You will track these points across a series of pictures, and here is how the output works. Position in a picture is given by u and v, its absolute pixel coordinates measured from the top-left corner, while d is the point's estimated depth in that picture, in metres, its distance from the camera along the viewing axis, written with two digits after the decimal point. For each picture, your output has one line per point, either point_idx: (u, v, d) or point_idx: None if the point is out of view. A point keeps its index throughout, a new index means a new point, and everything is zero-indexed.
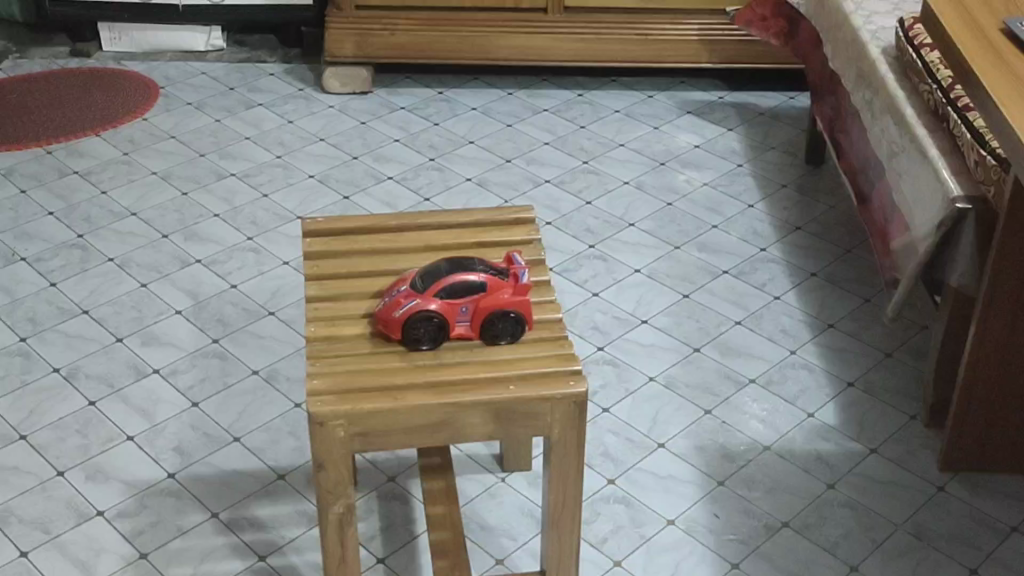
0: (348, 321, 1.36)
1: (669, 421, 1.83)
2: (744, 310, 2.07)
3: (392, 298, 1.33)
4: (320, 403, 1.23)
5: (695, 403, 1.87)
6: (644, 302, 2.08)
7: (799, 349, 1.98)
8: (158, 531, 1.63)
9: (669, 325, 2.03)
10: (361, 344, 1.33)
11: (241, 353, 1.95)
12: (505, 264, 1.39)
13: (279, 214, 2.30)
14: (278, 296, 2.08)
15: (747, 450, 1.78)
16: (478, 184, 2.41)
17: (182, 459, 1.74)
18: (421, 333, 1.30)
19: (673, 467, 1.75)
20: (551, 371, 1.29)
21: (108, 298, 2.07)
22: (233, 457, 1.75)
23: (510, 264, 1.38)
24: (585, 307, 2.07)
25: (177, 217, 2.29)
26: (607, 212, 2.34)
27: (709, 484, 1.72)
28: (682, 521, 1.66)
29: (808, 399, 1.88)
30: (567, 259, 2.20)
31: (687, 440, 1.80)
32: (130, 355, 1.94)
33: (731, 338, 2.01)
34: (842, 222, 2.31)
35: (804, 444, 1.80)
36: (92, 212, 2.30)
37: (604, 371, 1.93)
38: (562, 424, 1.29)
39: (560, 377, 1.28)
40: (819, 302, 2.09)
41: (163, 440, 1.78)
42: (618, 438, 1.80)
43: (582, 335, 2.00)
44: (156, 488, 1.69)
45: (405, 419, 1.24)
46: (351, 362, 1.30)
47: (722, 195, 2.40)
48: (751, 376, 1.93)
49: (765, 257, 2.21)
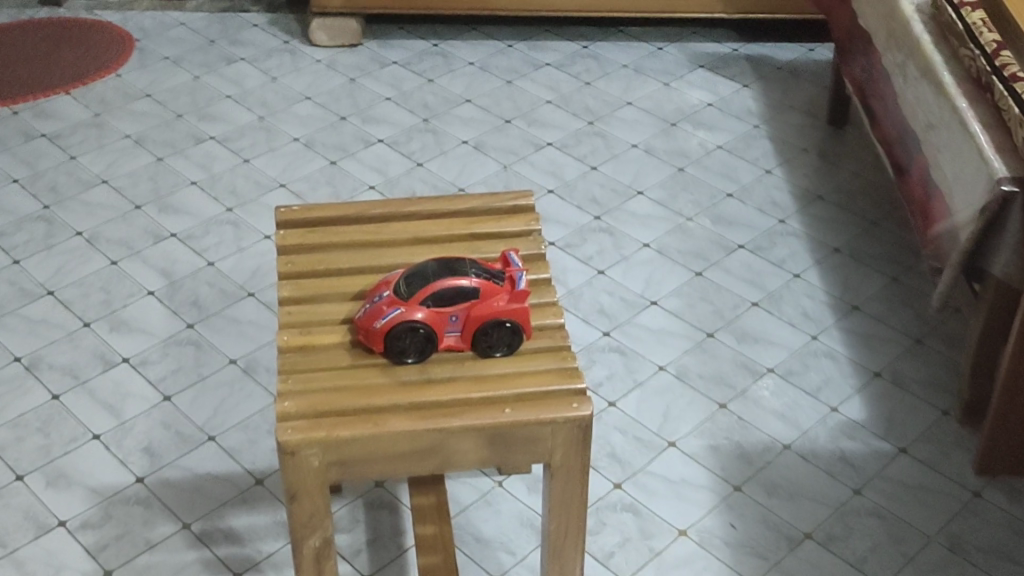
0: (325, 328, 1.19)
1: (681, 417, 1.68)
2: (761, 291, 1.92)
3: (373, 306, 1.15)
4: (289, 430, 1.05)
5: (708, 396, 1.72)
6: (653, 282, 1.93)
7: (822, 335, 1.84)
8: (123, 544, 1.49)
9: (681, 308, 1.88)
10: (338, 356, 1.15)
11: (218, 341, 1.80)
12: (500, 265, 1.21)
13: (261, 184, 2.15)
14: (258, 276, 1.93)
15: (766, 450, 1.64)
16: (475, 147, 2.26)
17: (152, 461, 1.60)
18: (404, 346, 1.13)
19: (685, 469, 1.61)
20: (551, 390, 1.11)
21: (76, 278, 1.92)
22: (207, 459, 1.61)
23: (505, 266, 1.19)
24: (590, 288, 1.92)
25: (151, 187, 2.14)
26: (613, 180, 2.18)
27: (724, 489, 1.58)
28: (696, 532, 1.52)
29: (831, 392, 1.73)
30: (570, 233, 2.04)
31: (700, 438, 1.65)
32: (97, 342, 1.79)
33: (749, 321, 1.86)
34: (867, 192, 2.16)
35: (828, 442, 1.65)
36: (60, 181, 2.14)
37: (610, 359, 1.78)
38: (564, 449, 1.11)
39: (563, 398, 1.10)
40: (842, 281, 1.94)
41: (131, 440, 1.63)
42: (625, 437, 1.65)
43: (586, 319, 1.85)
44: (123, 495, 1.55)
45: (387, 446, 1.07)
46: (327, 377, 1.12)
47: (737, 160, 2.24)
48: (769, 366, 1.78)
49: (784, 230, 2.06)
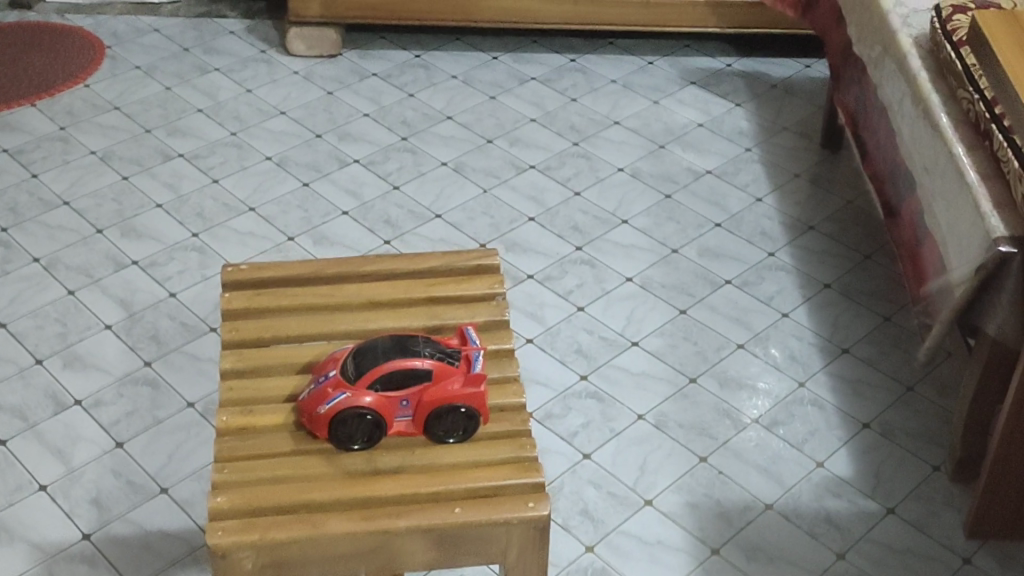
0: (268, 407, 1.12)
1: (659, 471, 1.60)
2: (747, 331, 1.84)
3: (318, 387, 1.09)
4: (220, 532, 0.99)
5: (689, 448, 1.64)
6: (635, 320, 1.85)
7: (809, 381, 1.75)
8: None
9: (663, 349, 1.80)
10: (282, 441, 1.09)
11: (176, 380, 1.72)
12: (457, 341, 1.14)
13: (230, 206, 2.06)
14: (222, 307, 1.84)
15: (745, 509, 1.55)
16: (455, 169, 2.18)
17: (100, 515, 1.52)
18: (350, 433, 1.07)
19: (661, 529, 1.52)
20: (505, 486, 1.04)
21: (31, 308, 1.83)
22: (159, 512, 1.53)
23: (462, 344, 1.13)
24: (568, 325, 1.84)
25: (115, 208, 2.05)
26: (597, 207, 2.10)
27: (701, 552, 1.49)
28: None
29: (817, 444, 1.65)
30: (549, 265, 1.96)
31: (678, 494, 1.57)
32: (49, 380, 1.71)
33: (733, 364, 1.77)
34: (860, 222, 2.07)
35: (812, 501, 1.57)
36: (20, 200, 2.05)
37: (587, 406, 1.69)
38: (519, 548, 1.04)
39: (517, 496, 1.04)
40: (831, 322, 1.86)
41: (80, 490, 1.55)
42: (600, 492, 1.57)
43: (563, 361, 1.77)
44: (68, 552, 1.48)
45: (327, 548, 1.01)
46: (266, 466, 1.06)
47: (726, 186, 2.15)
48: (753, 414, 1.69)
49: (772, 264, 1.97)
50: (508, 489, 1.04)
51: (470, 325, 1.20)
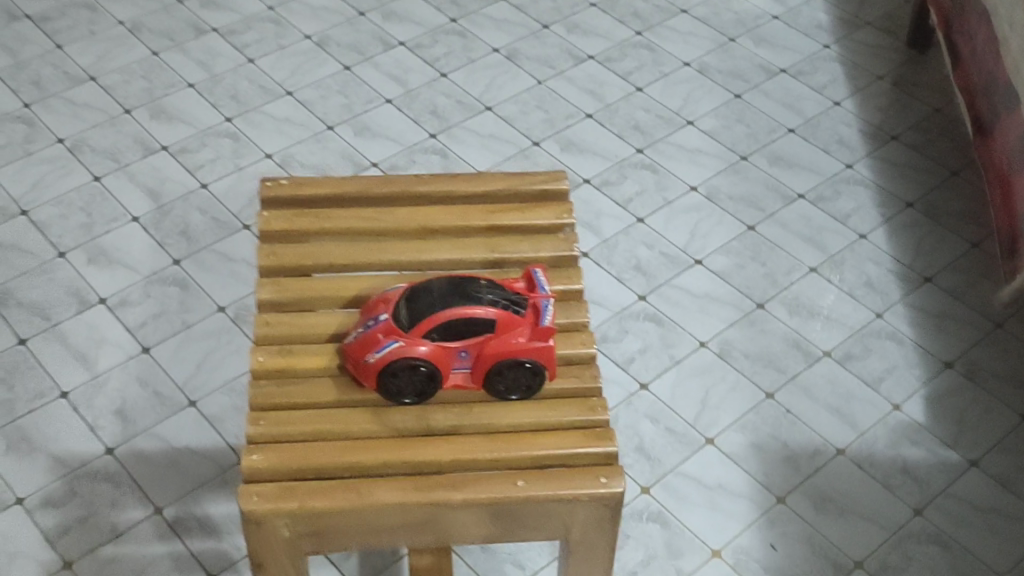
0: (310, 347, 1.01)
1: (722, 407, 1.49)
2: (821, 253, 1.70)
3: (367, 332, 0.97)
4: (254, 497, 0.89)
5: (754, 382, 1.52)
6: (699, 235, 1.71)
7: (887, 313, 1.62)
8: (87, 530, 1.32)
9: (729, 269, 1.67)
10: (324, 390, 0.98)
11: (207, 282, 1.60)
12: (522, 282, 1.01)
13: (267, 88, 1.92)
14: (257, 203, 1.72)
15: (814, 454, 1.45)
16: (508, 57, 2.02)
17: (124, 428, 1.42)
18: (401, 385, 0.95)
19: (722, 472, 1.42)
20: (574, 457, 0.93)
21: (54, 194, 1.71)
22: (186, 428, 1.42)
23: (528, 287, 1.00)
24: (627, 237, 1.70)
25: (144, 85, 1.91)
26: (661, 105, 1.94)
27: (766, 501, 1.39)
28: (731, 552, 1.34)
29: (893, 384, 1.53)
30: (608, 169, 1.81)
31: (742, 434, 1.46)
32: (72, 275, 1.59)
33: (805, 290, 1.64)
34: (947, 132, 1.90)
35: (887, 449, 1.46)
36: (43, 73, 1.91)
37: (645, 329, 1.57)
38: (587, 527, 0.93)
39: (586, 470, 0.93)
40: (913, 246, 1.72)
41: (103, 400, 1.45)
42: (657, 428, 1.46)
43: (620, 278, 1.64)
44: (90, 468, 1.38)
45: (373, 519, 0.90)
46: (308, 420, 0.95)
47: (801, 89, 1.99)
48: (825, 348, 1.57)
49: (850, 177, 1.82)
50: (576, 461, 0.93)
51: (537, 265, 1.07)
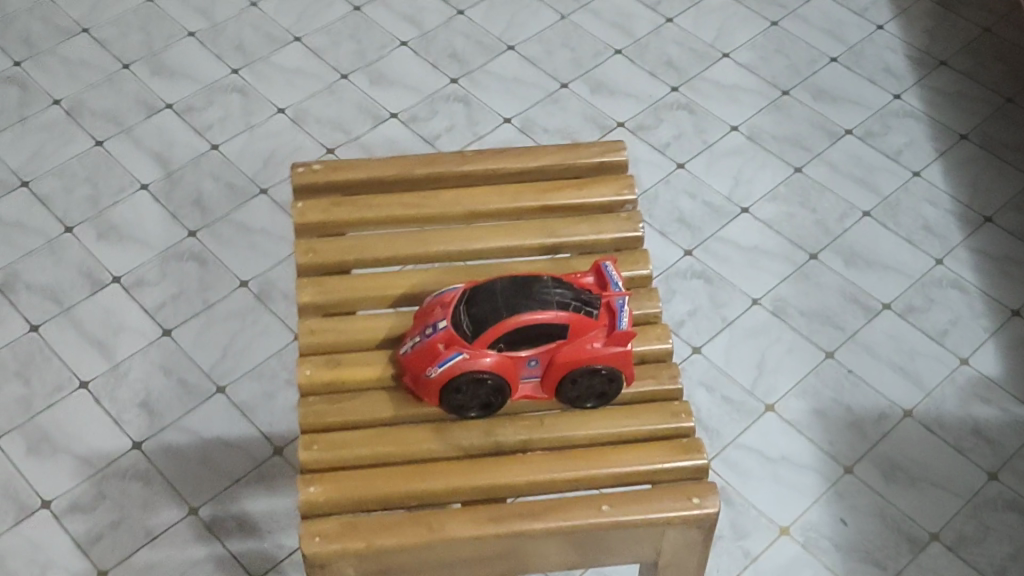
0: (359, 356, 0.92)
1: (779, 371, 1.40)
2: (874, 195, 1.60)
3: (425, 340, 0.87)
4: (315, 537, 0.80)
5: (812, 341, 1.43)
6: (744, 181, 1.61)
7: (948, 258, 1.53)
8: (120, 535, 1.25)
9: (778, 217, 1.57)
10: (381, 404, 0.89)
11: (226, 256, 1.51)
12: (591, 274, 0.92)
13: (273, 36, 1.80)
14: (271, 164, 1.61)
15: (881, 417, 1.37)
16: None
17: (151, 421, 1.34)
18: (466, 399, 0.87)
19: (784, 442, 1.34)
20: (658, 474, 0.85)
21: (56, 164, 1.60)
22: (216, 418, 1.35)
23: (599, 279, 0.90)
24: (667, 187, 1.60)
25: (142, 38, 1.79)
26: (693, 37, 1.82)
27: (833, 472, 1.32)
28: (799, 530, 1.27)
29: (959, 336, 1.44)
30: (642, 111, 1.70)
31: (803, 399, 1.38)
32: (82, 254, 1.50)
33: (859, 236, 1.55)
34: (999, 56, 1.79)
35: (957, 408, 1.38)
36: (34, 29, 1.79)
37: (693, 288, 1.48)
38: (675, 549, 0.86)
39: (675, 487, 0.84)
40: (971, 183, 1.62)
41: (126, 391, 1.37)
42: (712, 397, 1.38)
43: (663, 232, 1.54)
44: (118, 467, 1.30)
45: (446, 553, 0.82)
46: (364, 440, 0.86)
47: (841, 13, 1.87)
48: (885, 300, 1.48)
49: (899, 109, 1.72)
50: (661, 479, 0.85)
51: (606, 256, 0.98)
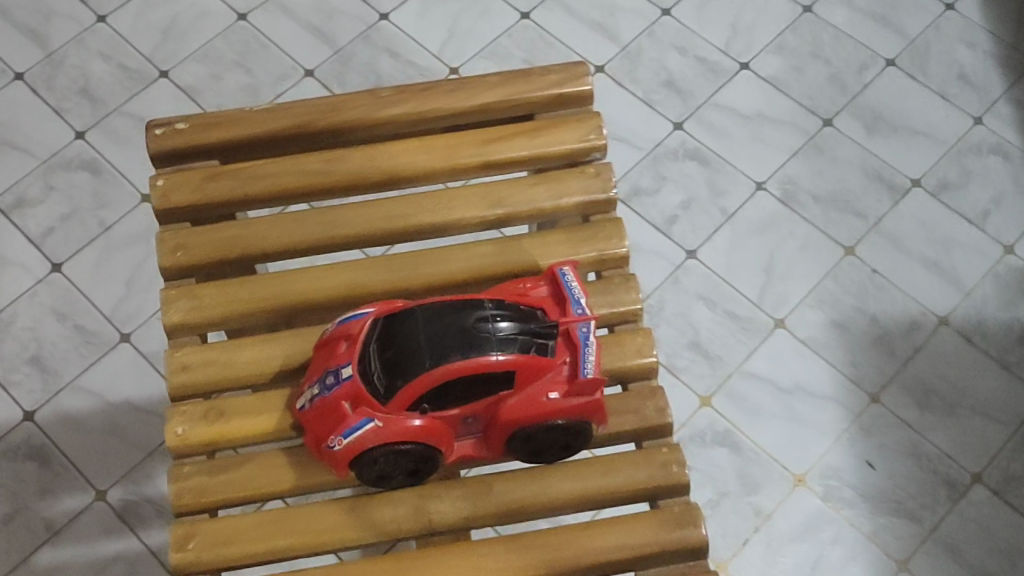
0: (249, 400, 0.71)
1: (789, 276, 1.17)
2: (899, 38, 1.33)
3: (326, 396, 0.66)
4: None
5: (828, 234, 1.20)
6: (744, 29, 1.33)
7: (988, 117, 1.27)
8: (17, 530, 1.05)
9: (785, 74, 1.30)
10: (278, 471, 0.68)
11: (124, 162, 1.25)
12: (545, 285, 0.69)
13: None
14: (172, 38, 1.33)
15: (912, 328, 1.15)
16: None
17: (45, 382, 1.12)
18: (385, 469, 0.66)
19: (798, 367, 1.12)
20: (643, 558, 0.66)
21: None
22: (123, 373, 1.13)
23: (557, 297, 0.68)
24: (652, 40, 1.32)
25: None
26: None
27: (857, 403, 1.11)
28: (818, 479, 1.07)
29: (1001, 218, 1.21)
30: None
31: (819, 310, 1.16)
32: None
33: (883, 94, 1.29)
34: None
35: (1000, 311, 1.16)
36: None
37: (686, 173, 1.23)
38: None
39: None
40: (1014, 17, 1.34)
41: (13, 344, 1.14)
42: (714, 313, 1.15)
43: (648, 101, 1.27)
44: (9, 443, 1.09)
45: None
46: (258, 530, 0.66)
47: None
48: (914, 175, 1.23)
49: None
50: (647, 566, 0.66)
51: (571, 264, 0.73)
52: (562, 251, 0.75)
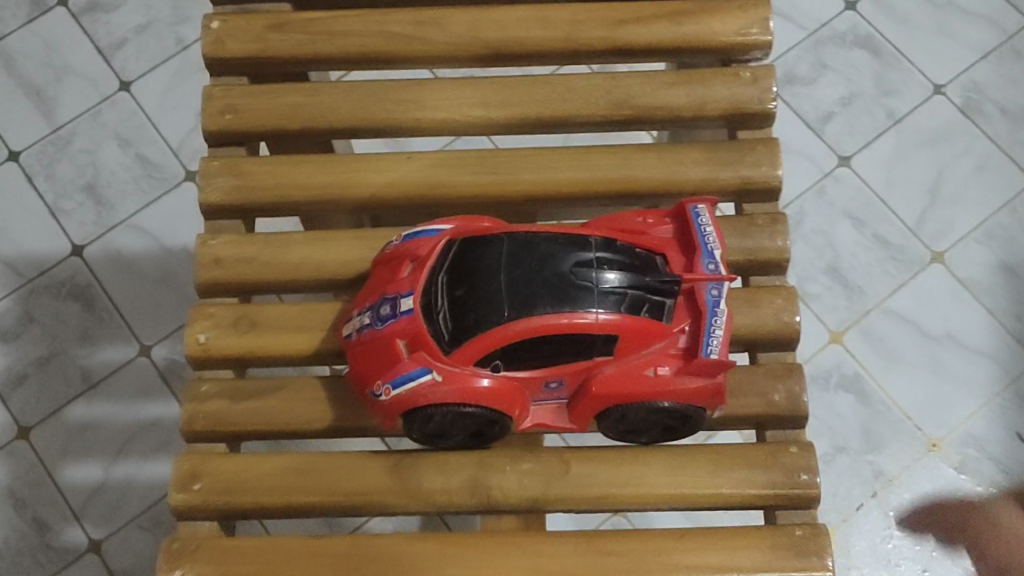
0: (289, 313, 0.58)
1: (958, 200, 0.99)
2: None
3: (377, 330, 0.52)
4: None
5: (1012, 156, 1.00)
6: None
7: None
8: (50, 377, 0.95)
9: None
10: (313, 406, 0.56)
11: None
12: (669, 223, 0.55)
13: None
14: None
15: None
16: None
17: (98, 215, 1.01)
18: (442, 429, 0.52)
19: (952, 310, 0.95)
20: None
21: None
22: (183, 216, 1.01)
23: (682, 245, 0.53)
24: None
25: None
26: None
27: (1016, 362, 0.93)
28: (956, 448, 0.90)
29: None
30: None
31: (987, 246, 0.97)
32: None
33: None
34: None
35: None
36: None
37: (851, 63, 1.04)
38: None
39: None
40: None
41: (68, 167, 1.03)
42: (860, 234, 0.97)
43: None
44: (52, 279, 0.99)
45: None
46: (279, 479, 0.54)
47: None
48: None
49: None
50: None
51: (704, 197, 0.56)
52: (697, 170, 0.59)
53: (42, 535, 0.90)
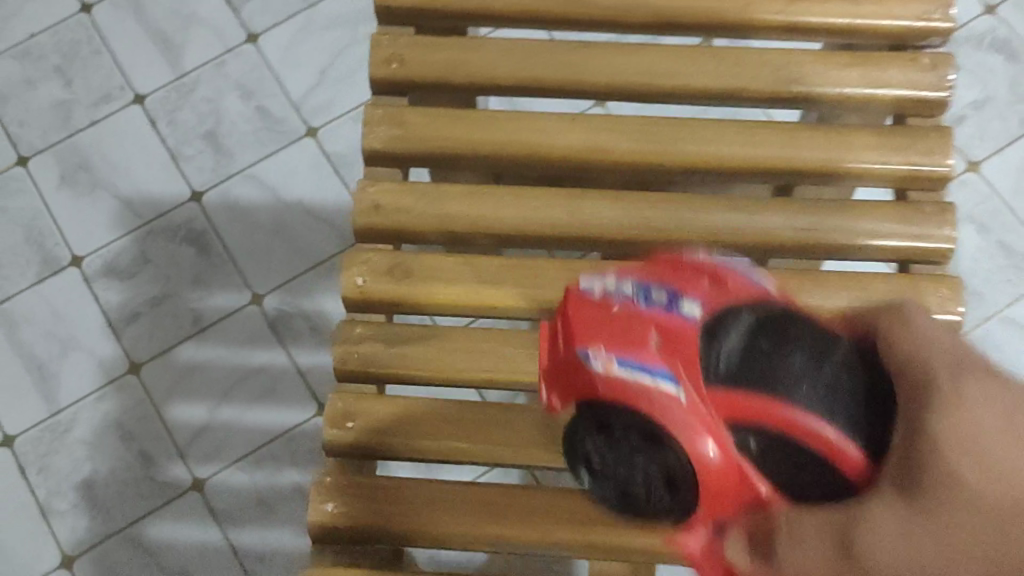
0: (445, 263, 0.58)
1: None
2: None
3: (644, 308, 0.38)
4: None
5: None
6: None
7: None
8: (162, 317, 0.97)
9: None
10: (466, 357, 0.56)
11: None
12: None
13: None
14: None
15: None
16: None
17: (217, 163, 1.02)
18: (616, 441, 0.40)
19: None
20: None
21: None
22: (300, 169, 1.01)
23: None
24: None
25: None
26: None
27: None
28: None
29: None
30: None
31: None
32: None
33: None
34: None
35: None
36: None
37: (986, 66, 1.02)
38: None
39: None
40: None
41: (190, 114, 1.04)
42: (981, 239, 0.96)
43: None
44: (170, 222, 1.00)
45: None
46: (430, 424, 0.55)
47: None
48: None
49: None
50: None
51: None
52: (862, 154, 0.59)
53: (147, 469, 0.91)
